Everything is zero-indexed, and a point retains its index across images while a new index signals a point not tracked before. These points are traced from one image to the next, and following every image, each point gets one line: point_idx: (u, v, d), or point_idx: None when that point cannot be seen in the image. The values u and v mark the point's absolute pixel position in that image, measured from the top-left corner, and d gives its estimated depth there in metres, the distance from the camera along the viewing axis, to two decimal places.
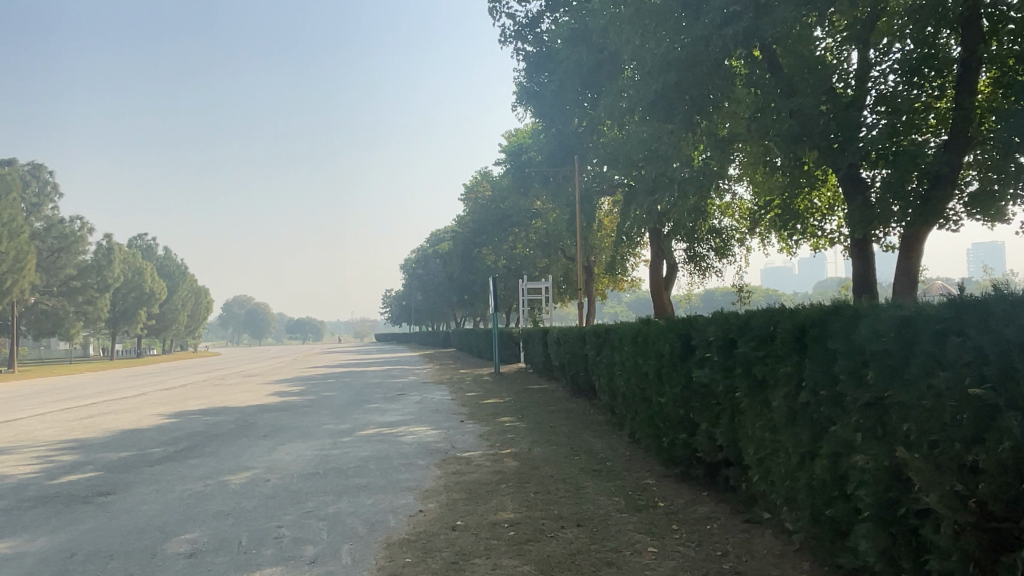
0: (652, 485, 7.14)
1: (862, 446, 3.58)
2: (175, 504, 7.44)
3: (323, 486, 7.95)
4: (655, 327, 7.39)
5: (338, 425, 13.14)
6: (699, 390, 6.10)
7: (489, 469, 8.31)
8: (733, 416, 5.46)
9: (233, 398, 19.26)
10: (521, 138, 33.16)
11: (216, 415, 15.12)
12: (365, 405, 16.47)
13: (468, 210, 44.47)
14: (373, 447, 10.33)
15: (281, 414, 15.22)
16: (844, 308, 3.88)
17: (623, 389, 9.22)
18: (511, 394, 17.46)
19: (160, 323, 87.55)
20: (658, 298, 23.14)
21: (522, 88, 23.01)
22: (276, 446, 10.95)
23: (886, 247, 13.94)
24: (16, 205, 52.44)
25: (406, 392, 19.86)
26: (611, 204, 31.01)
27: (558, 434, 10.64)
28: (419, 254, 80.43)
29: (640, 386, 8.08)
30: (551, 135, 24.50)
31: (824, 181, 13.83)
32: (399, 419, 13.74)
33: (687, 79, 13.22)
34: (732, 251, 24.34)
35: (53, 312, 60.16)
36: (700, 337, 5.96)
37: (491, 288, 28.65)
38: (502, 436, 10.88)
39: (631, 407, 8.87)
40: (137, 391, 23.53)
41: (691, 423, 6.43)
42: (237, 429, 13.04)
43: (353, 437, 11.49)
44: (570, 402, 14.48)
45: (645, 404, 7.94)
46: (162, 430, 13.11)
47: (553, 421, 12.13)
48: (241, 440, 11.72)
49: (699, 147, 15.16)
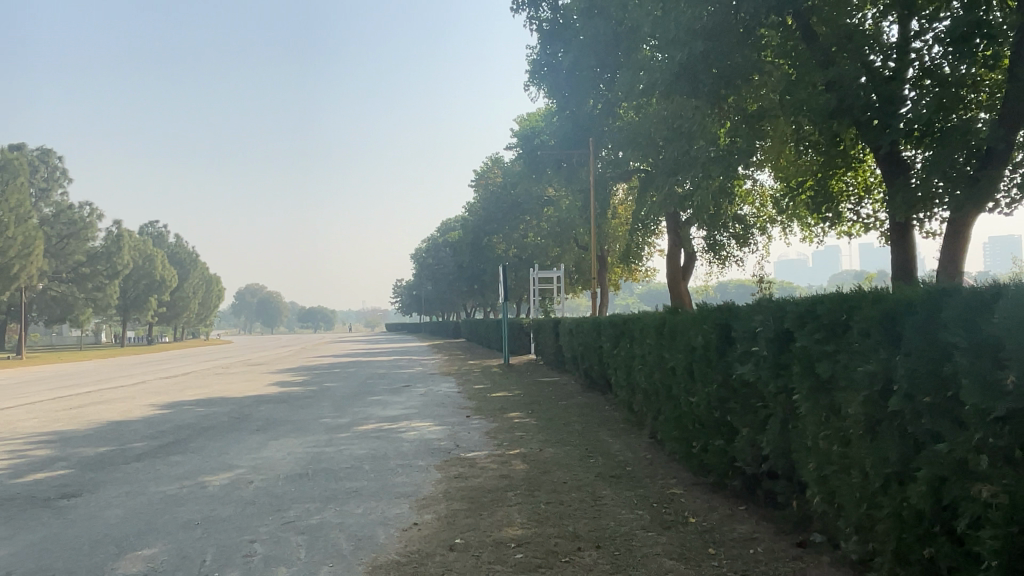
0: (679, 496, 6.27)
1: (988, 472, 2.72)
2: (141, 511, 6.61)
3: (309, 490, 7.10)
4: (685, 316, 6.49)
5: (336, 419, 12.32)
6: (742, 390, 5.21)
7: (494, 474, 7.43)
8: (785, 421, 4.58)
9: (231, 388, 18.50)
10: (533, 121, 32.07)
11: (210, 406, 14.38)
12: (368, 397, 15.63)
13: (479, 197, 43.48)
14: (370, 445, 9.47)
15: (277, 406, 14.41)
16: (956, 291, 3.01)
17: (644, 384, 8.32)
18: (521, 387, 16.61)
19: (171, 311, 87.52)
20: (675, 288, 22.24)
21: (536, 69, 22.02)
22: (266, 442, 10.12)
23: (928, 233, 12.89)
24: (25, 190, 52.01)
25: (412, 383, 19.08)
26: (627, 192, 30.00)
27: (572, 433, 9.78)
28: (430, 243, 79.62)
29: (666, 382, 7.20)
30: (565, 117, 23.50)
31: (861, 161, 12.82)
32: (402, 413, 12.88)
33: (714, 48, 12.14)
34: (753, 239, 23.31)
35: (62, 298, 61.06)
36: (744, 327, 5.06)
37: (502, 275, 27.10)
38: (511, 434, 10.00)
39: (653, 404, 7.99)
40: (137, 379, 22.94)
41: (730, 427, 5.55)
42: (229, 422, 12.26)
43: (349, 433, 10.68)
44: (583, 396, 13.63)
45: (671, 402, 7.06)
46: (149, 423, 12.33)
47: (567, 418, 11.27)
48: (231, 435, 10.91)
49: (725, 127, 14.15)
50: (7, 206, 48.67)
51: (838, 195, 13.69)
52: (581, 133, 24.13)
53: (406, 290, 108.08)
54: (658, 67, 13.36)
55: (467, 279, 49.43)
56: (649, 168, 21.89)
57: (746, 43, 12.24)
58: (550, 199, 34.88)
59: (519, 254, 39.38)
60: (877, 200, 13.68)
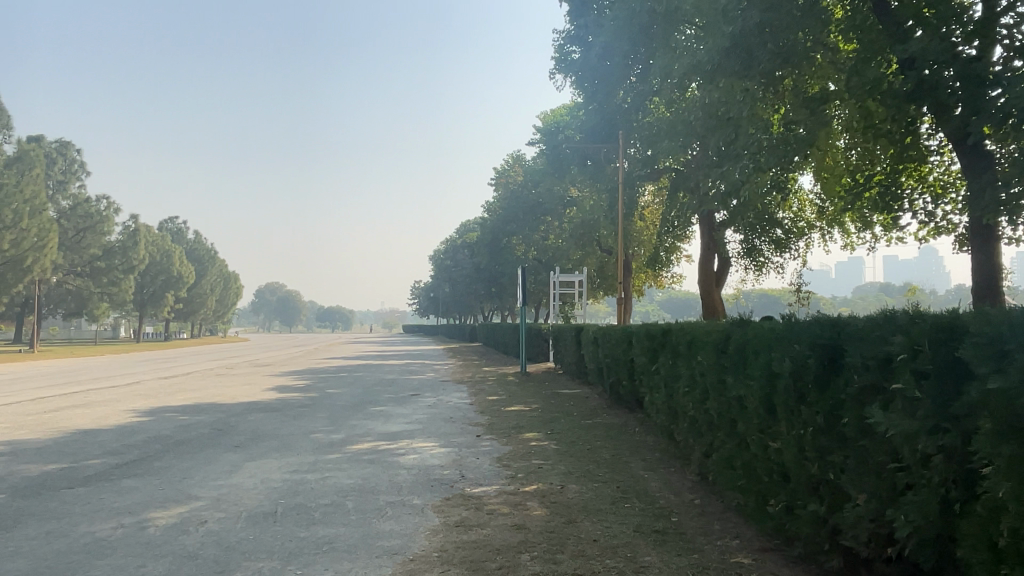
0: (748, 569, 4.69)
1: None
2: (51, 563, 5.15)
3: (270, 541, 5.60)
4: (760, 330, 4.95)
5: (329, 435, 10.82)
6: (860, 439, 3.68)
7: (504, 523, 5.89)
8: (947, 497, 3.06)
9: (227, 393, 17.10)
10: (558, 115, 30.54)
11: (195, 415, 12.97)
12: (370, 408, 14.12)
13: (498, 196, 41.68)
14: (360, 474, 7.94)
15: (268, 416, 12.93)
16: None
17: (693, 411, 6.77)
18: (539, 400, 15.04)
19: (187, 307, 86.98)
20: (709, 297, 20.60)
21: (566, 54, 20.95)
22: (242, 464, 8.66)
23: (1014, 239, 11.18)
24: (40, 183, 51.12)
25: (420, 392, 17.63)
26: (655, 195, 28.34)
27: (599, 465, 8.25)
28: (448, 244, 78.08)
29: (726, 411, 5.66)
30: (592, 110, 22.01)
31: (940, 150, 11.17)
32: (405, 429, 11.36)
33: (772, 19, 10.49)
34: (794, 245, 21.62)
35: (77, 292, 60.64)
36: (873, 351, 3.54)
37: (521, 278, 25.07)
38: (528, 463, 8.41)
39: (705, 438, 6.45)
40: (132, 379, 21.68)
41: (832, 489, 4.01)
42: (209, 436, 10.80)
43: (340, 454, 9.20)
44: (609, 415, 12.11)
45: (734, 441, 5.52)
46: (119, 434, 10.89)
47: (592, 442, 9.74)
48: (204, 453, 9.45)
49: (778, 114, 12.53)
50: (22, 198, 47.76)
51: (911, 190, 11.97)
52: (610, 127, 22.49)
53: (423, 292, 106.42)
54: (705, 45, 11.77)
55: (485, 282, 47.91)
56: (686, 164, 20.35)
57: (809, 14, 10.63)
58: (574, 199, 33.34)
59: (538, 257, 37.74)
60: (954, 197, 12.00)
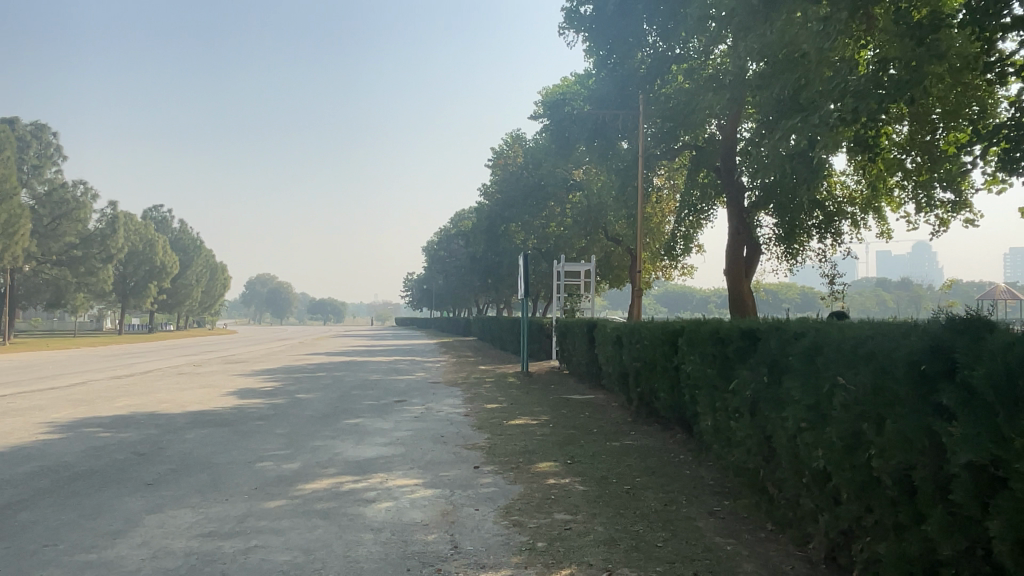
0: None
1: None
2: None
3: None
4: None
5: (279, 466, 8.17)
6: None
7: None
8: None
9: (178, 398, 14.46)
10: (563, 85, 27.84)
11: (120, 431, 10.31)
12: (341, 422, 11.50)
13: (495, 179, 38.78)
14: (302, 544, 5.31)
15: (213, 434, 10.29)
16: None
17: (822, 462, 4.27)
18: (548, 411, 12.45)
19: (172, 298, 83.84)
20: (738, 288, 18.12)
21: (574, 7, 18.50)
22: (142, 518, 6.05)
23: None
24: (9, 165, 47.79)
25: (406, 397, 14.99)
26: (666, 179, 25.72)
27: (653, 525, 5.69)
28: (441, 234, 75.08)
29: (930, 480, 3.20)
30: (606, 70, 19.28)
31: None
32: (381, 456, 8.74)
33: None
34: (835, 227, 19.20)
35: (54, 281, 57.35)
36: None
37: (522, 266, 22.38)
38: (550, 522, 5.84)
39: (853, 511, 3.97)
40: (77, 378, 18.91)
41: None
42: (122, 466, 8.17)
43: (284, 501, 6.58)
44: (641, 436, 9.54)
45: (956, 544, 3.05)
46: (4, 463, 8.25)
47: (632, 481, 7.17)
48: (99, 496, 6.82)
49: (860, 54, 9.92)
50: None
51: None
52: (624, 93, 19.70)
53: (416, 283, 103.57)
54: None
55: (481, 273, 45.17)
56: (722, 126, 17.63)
57: None
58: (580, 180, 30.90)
59: (539, 246, 35.14)
60: None
